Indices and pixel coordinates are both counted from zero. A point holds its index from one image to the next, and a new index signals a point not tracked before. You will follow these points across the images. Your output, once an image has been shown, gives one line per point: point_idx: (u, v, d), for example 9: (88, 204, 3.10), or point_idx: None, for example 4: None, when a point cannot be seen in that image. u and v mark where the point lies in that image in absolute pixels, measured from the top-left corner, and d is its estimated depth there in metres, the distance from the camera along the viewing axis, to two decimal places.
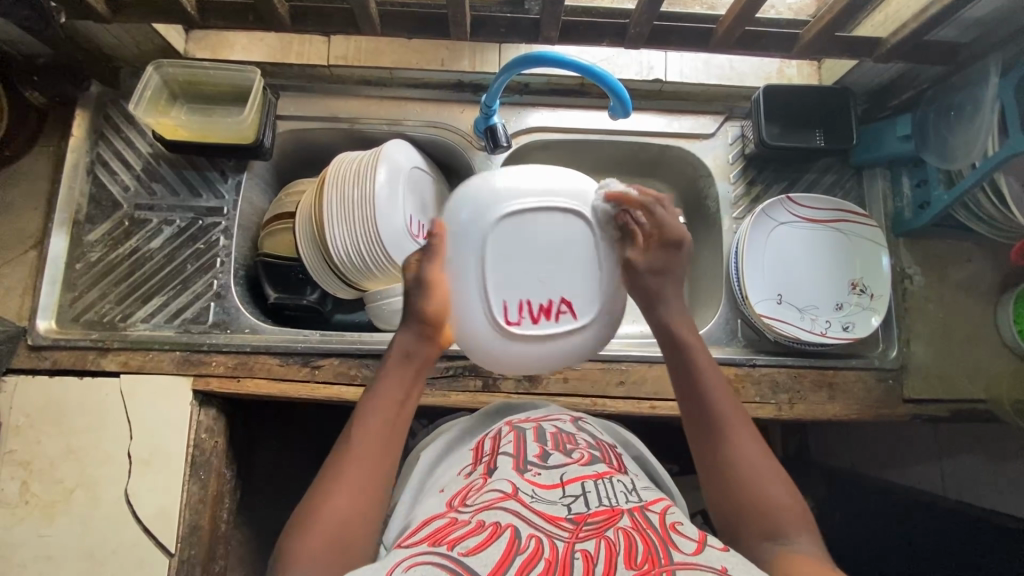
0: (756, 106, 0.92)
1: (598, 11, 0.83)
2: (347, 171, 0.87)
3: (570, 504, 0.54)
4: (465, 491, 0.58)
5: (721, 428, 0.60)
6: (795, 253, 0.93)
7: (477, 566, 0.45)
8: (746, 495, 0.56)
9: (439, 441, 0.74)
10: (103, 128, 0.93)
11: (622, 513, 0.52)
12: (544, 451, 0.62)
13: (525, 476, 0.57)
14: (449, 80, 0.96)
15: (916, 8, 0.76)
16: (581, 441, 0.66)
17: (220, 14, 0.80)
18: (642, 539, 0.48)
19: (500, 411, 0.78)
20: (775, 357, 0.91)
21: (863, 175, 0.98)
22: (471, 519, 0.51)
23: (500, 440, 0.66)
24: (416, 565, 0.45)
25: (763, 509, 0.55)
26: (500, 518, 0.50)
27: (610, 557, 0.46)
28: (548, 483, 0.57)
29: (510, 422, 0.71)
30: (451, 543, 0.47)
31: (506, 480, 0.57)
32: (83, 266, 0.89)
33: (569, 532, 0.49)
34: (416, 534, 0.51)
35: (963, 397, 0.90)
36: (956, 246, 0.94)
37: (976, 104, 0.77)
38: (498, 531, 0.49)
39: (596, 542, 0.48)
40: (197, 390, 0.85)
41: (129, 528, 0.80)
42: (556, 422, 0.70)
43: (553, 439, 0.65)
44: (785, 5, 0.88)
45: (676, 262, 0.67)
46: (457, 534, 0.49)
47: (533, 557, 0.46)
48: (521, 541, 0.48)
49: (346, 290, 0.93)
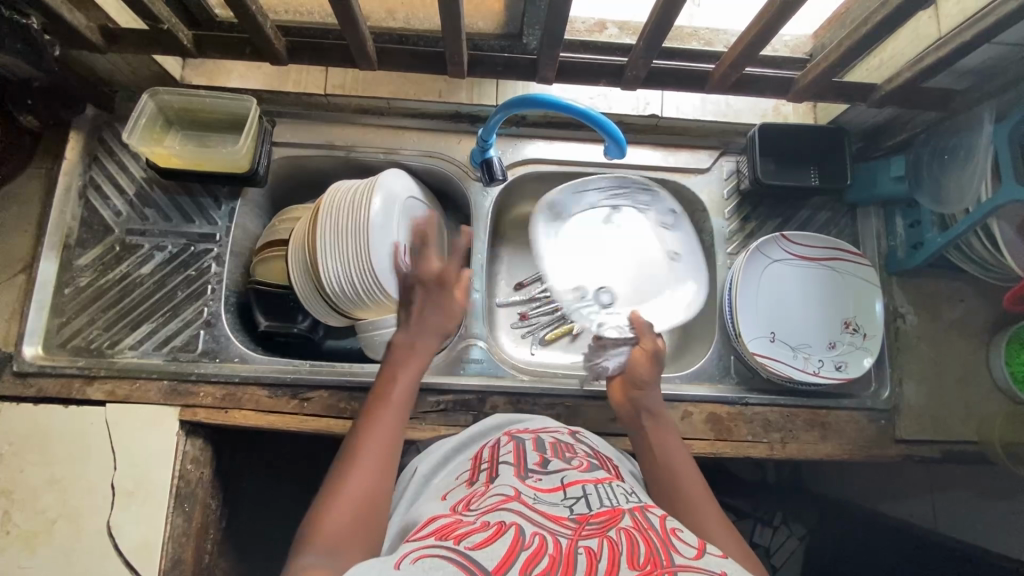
0: (751, 144, 0.92)
1: (595, 47, 0.84)
2: (343, 199, 0.86)
3: (572, 505, 0.53)
4: (468, 497, 0.56)
5: (695, 480, 0.66)
6: (789, 290, 0.93)
7: (484, 561, 0.43)
8: (682, 505, 0.63)
9: (440, 448, 0.73)
10: (97, 151, 0.92)
11: (624, 513, 0.51)
12: (544, 459, 0.62)
13: (528, 482, 0.56)
14: (446, 111, 0.96)
15: (911, 56, 0.77)
16: (580, 451, 0.66)
17: (216, 45, 0.79)
18: (645, 541, 0.46)
19: (494, 422, 0.76)
20: (768, 395, 0.90)
21: (857, 213, 0.98)
22: (475, 519, 0.50)
23: (499, 449, 0.66)
24: (423, 557, 0.44)
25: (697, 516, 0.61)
26: (504, 517, 0.49)
27: (613, 554, 0.44)
28: (549, 486, 0.56)
29: (510, 433, 0.70)
30: (457, 537, 0.47)
31: (508, 486, 0.56)
32: (72, 290, 0.88)
33: (572, 530, 0.48)
34: (422, 529, 0.50)
35: (954, 437, 0.89)
36: (949, 286, 0.94)
37: (969, 149, 0.77)
38: (502, 529, 0.47)
39: (599, 540, 0.46)
40: (183, 420, 0.84)
41: (109, 562, 0.78)
42: (555, 433, 0.70)
43: (552, 447, 0.66)
44: (781, 44, 0.88)
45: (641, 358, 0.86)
46: (462, 531, 0.48)
47: (536, 553, 0.44)
48: (525, 538, 0.46)
49: (338, 319, 0.92)
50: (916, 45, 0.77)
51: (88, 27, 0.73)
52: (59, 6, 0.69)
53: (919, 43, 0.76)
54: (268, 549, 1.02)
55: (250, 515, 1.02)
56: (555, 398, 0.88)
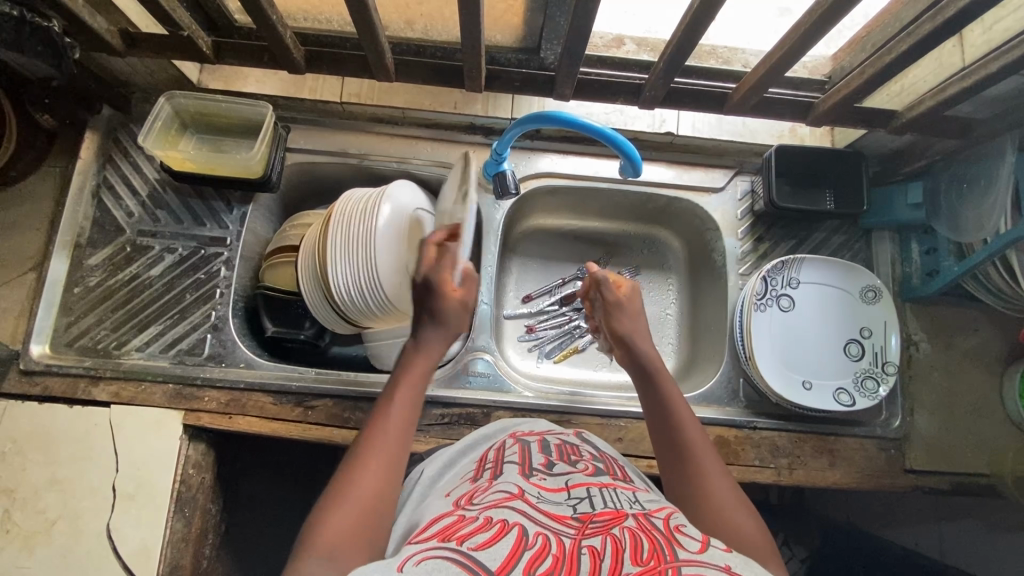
0: (766, 165, 0.92)
1: (613, 63, 0.83)
2: (354, 208, 0.86)
3: (576, 504, 0.51)
4: (471, 492, 0.55)
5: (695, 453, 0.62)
6: (802, 314, 0.92)
7: (488, 562, 0.41)
8: (716, 511, 0.56)
9: (443, 452, 0.71)
10: (111, 150, 0.93)
11: (627, 514, 0.49)
12: (549, 461, 0.61)
13: (531, 481, 0.55)
14: (462, 122, 0.96)
15: (933, 84, 0.77)
16: (585, 453, 0.65)
17: (235, 54, 0.80)
18: (648, 539, 0.44)
19: (500, 427, 0.76)
20: (776, 420, 0.89)
21: (871, 237, 0.97)
22: (478, 516, 0.48)
23: (504, 450, 0.65)
24: (427, 559, 0.41)
25: (735, 524, 0.55)
26: (507, 516, 0.47)
27: (616, 552, 0.43)
28: (553, 486, 0.54)
29: (514, 435, 0.69)
30: (460, 538, 0.44)
31: (512, 483, 0.54)
32: (81, 290, 0.88)
33: (575, 529, 0.46)
34: (425, 531, 0.47)
35: (964, 469, 0.88)
36: (963, 315, 0.93)
37: (989, 177, 0.75)
38: (505, 529, 0.45)
39: (602, 538, 0.44)
40: (187, 424, 0.84)
41: (107, 565, 0.77)
42: (560, 435, 0.70)
43: (557, 450, 0.65)
44: (801, 65, 0.87)
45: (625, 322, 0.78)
46: (465, 531, 0.45)
47: (540, 553, 0.42)
48: (529, 538, 0.44)
49: (344, 326, 0.92)
50: (938, 73, 0.77)
51: (108, 31, 0.74)
52: (80, 10, 0.69)
53: (941, 72, 0.76)
54: (265, 555, 1.01)
55: (249, 520, 1.02)
56: (562, 415, 0.87)
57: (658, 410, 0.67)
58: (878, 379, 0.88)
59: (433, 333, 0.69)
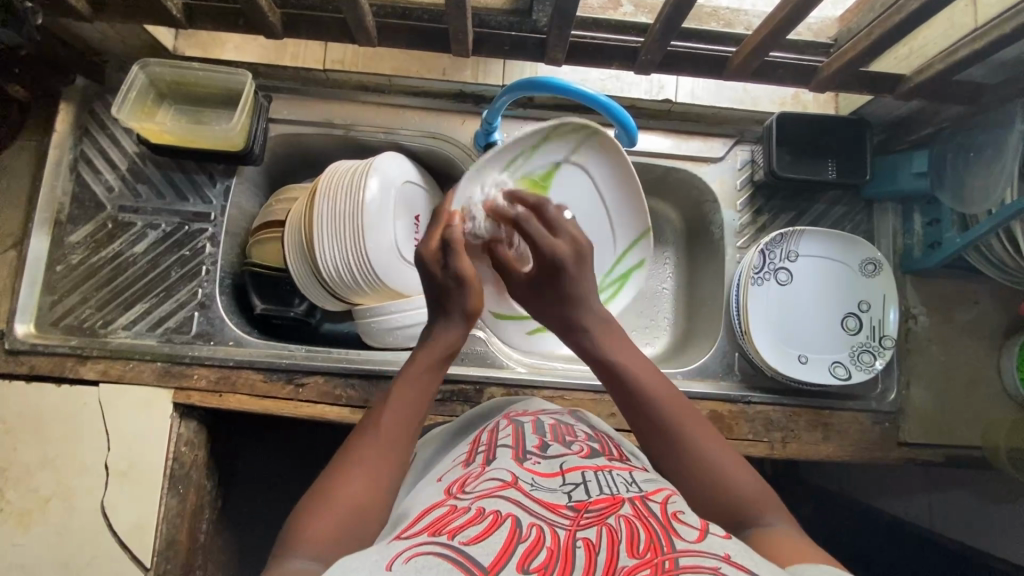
0: (768, 132, 0.88)
1: (609, 25, 0.79)
2: (340, 180, 0.83)
3: (571, 491, 0.50)
4: (463, 479, 0.54)
5: (677, 430, 0.55)
6: (800, 289, 0.90)
7: (478, 557, 0.40)
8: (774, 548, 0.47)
9: (438, 437, 0.71)
10: (88, 123, 0.89)
11: (623, 499, 0.48)
12: (543, 443, 0.60)
13: (525, 466, 0.54)
14: (450, 90, 0.93)
15: (943, 47, 0.74)
16: (580, 434, 0.64)
17: (209, 16, 0.76)
18: (645, 528, 0.43)
19: (496, 407, 0.75)
20: (771, 395, 0.89)
21: (873, 209, 0.94)
22: (470, 509, 0.47)
23: (497, 432, 0.64)
24: (416, 557, 0.40)
25: (750, 501, 0.50)
26: (499, 507, 0.46)
27: (612, 544, 0.42)
28: (547, 471, 0.54)
29: (508, 416, 0.68)
30: (451, 532, 0.43)
31: (505, 470, 0.53)
32: (63, 268, 0.86)
33: (570, 519, 0.46)
34: (415, 524, 0.47)
35: (958, 443, 0.88)
36: (964, 286, 0.91)
37: (998, 147, 0.72)
38: (498, 521, 0.44)
39: (597, 530, 0.44)
40: (177, 403, 0.83)
41: (104, 540, 0.78)
42: (554, 415, 0.69)
43: (552, 430, 0.64)
44: (805, 26, 0.83)
45: (581, 280, 0.62)
46: (456, 524, 0.45)
47: (533, 546, 0.42)
48: (522, 530, 0.44)
49: (334, 303, 0.90)
50: (950, 34, 0.73)
51: None
52: None
53: (952, 33, 0.73)
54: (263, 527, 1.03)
55: (244, 494, 1.02)
56: (555, 390, 0.86)
57: (649, 412, 0.57)
58: (875, 353, 0.87)
59: (463, 324, 0.63)
